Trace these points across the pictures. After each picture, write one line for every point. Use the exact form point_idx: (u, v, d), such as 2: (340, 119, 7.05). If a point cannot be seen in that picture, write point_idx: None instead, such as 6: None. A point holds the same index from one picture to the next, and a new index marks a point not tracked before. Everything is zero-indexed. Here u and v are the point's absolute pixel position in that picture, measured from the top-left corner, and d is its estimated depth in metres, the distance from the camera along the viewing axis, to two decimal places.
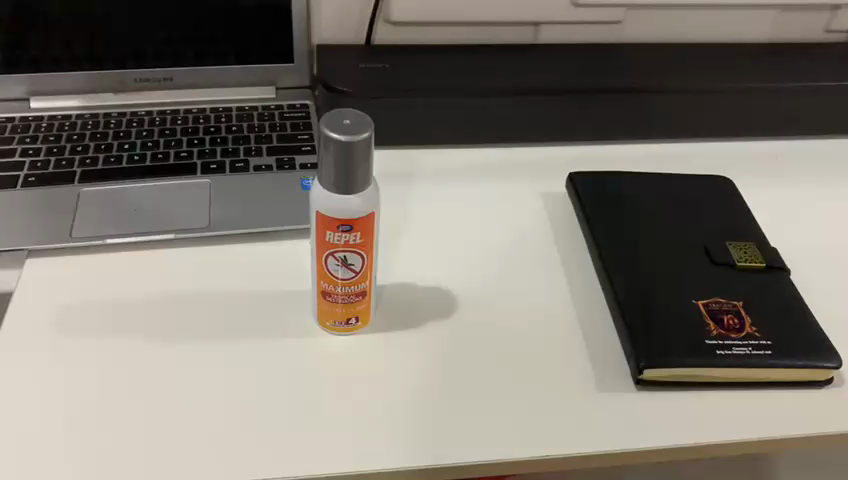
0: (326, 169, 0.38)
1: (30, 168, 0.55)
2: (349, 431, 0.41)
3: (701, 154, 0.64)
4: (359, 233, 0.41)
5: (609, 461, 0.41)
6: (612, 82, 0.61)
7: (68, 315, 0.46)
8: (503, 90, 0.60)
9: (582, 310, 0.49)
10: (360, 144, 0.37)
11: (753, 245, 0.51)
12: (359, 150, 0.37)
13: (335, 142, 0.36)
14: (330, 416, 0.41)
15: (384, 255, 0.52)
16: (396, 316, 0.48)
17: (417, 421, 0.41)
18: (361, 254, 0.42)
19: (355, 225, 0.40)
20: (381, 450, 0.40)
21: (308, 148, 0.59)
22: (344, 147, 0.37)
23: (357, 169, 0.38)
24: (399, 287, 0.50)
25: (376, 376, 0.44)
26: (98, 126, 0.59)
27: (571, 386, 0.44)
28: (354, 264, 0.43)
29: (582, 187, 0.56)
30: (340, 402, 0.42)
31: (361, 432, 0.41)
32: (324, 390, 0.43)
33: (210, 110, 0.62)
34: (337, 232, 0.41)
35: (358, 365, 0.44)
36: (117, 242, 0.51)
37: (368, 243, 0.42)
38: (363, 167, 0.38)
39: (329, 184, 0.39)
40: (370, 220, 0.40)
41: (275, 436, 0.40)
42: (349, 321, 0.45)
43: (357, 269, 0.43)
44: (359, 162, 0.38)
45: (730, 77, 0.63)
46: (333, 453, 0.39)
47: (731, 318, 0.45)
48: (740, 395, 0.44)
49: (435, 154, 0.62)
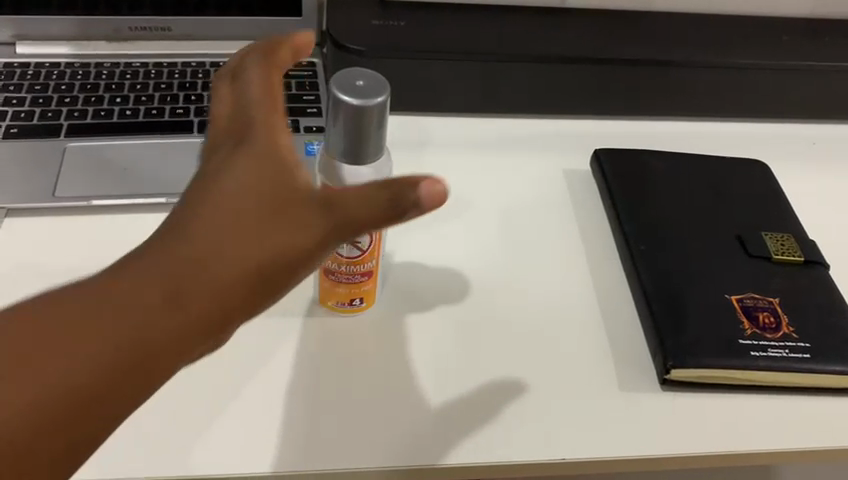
0: (333, 138, 0.35)
1: (13, 119, 0.51)
2: (348, 424, 0.37)
3: (733, 135, 0.60)
4: None
5: (631, 467, 0.38)
6: (644, 52, 0.57)
7: (47, 282, 0.43)
8: (527, 57, 0.55)
9: (604, 299, 0.45)
10: (372, 110, 0.33)
11: (790, 236, 0.47)
12: (372, 117, 0.33)
13: (347, 105, 0.33)
14: (327, 406, 0.38)
15: (395, 231, 0.48)
16: (407, 299, 0.44)
17: (420, 415, 0.38)
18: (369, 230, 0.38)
19: None
20: (378, 445, 0.37)
21: (314, 110, 0.54)
22: (356, 113, 0.33)
23: (368, 140, 0.34)
24: (410, 267, 0.46)
25: (381, 362, 0.40)
26: (89, 77, 0.55)
27: (591, 382, 0.40)
28: (362, 241, 0.39)
29: (608, 166, 0.52)
30: (341, 390, 0.39)
31: (359, 423, 0.38)
32: (323, 375, 0.39)
33: (211, 64, 0.58)
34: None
35: (363, 350, 0.41)
36: (104, 205, 0.47)
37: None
38: (376, 136, 0.34)
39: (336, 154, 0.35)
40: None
41: (267, 425, 0.37)
42: (353, 302, 0.42)
43: (364, 248, 0.39)
44: (371, 130, 0.34)
45: (771, 55, 0.58)
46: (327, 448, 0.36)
47: (767, 315, 0.42)
48: (773, 400, 0.40)
49: (450, 123, 0.58)
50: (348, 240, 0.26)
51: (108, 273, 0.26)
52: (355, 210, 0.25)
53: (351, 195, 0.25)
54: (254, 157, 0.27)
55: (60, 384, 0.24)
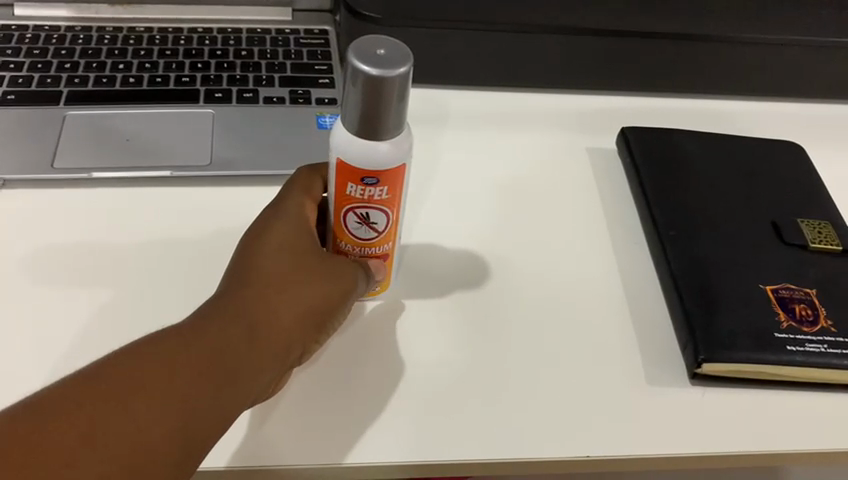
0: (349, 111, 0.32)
1: (10, 84, 0.48)
2: (363, 415, 0.35)
3: (765, 115, 0.57)
4: (386, 187, 0.35)
5: (657, 466, 0.36)
6: (677, 23, 0.53)
7: (44, 258, 0.40)
8: (553, 27, 0.52)
9: (630, 287, 0.43)
10: (393, 82, 0.30)
11: (827, 223, 0.44)
12: (393, 89, 0.30)
13: (365, 76, 0.30)
14: (342, 397, 0.36)
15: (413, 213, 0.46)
16: (426, 286, 0.42)
17: (436, 409, 0.36)
18: (386, 210, 0.36)
19: (382, 178, 0.34)
20: (392, 440, 0.34)
21: (326, 81, 0.51)
22: (376, 86, 0.30)
23: (388, 114, 0.32)
24: (427, 253, 0.44)
25: (400, 351, 0.38)
26: (91, 42, 0.52)
27: (616, 376, 0.38)
28: (378, 223, 0.37)
29: (636, 147, 0.49)
30: (356, 381, 0.37)
31: (373, 416, 0.35)
32: (339, 363, 0.37)
33: (218, 31, 0.55)
34: (361, 186, 0.34)
35: (381, 338, 0.39)
36: (105, 178, 0.44)
37: (395, 200, 0.36)
38: (397, 109, 0.32)
39: (354, 128, 0.32)
40: (399, 175, 0.34)
41: (280, 416, 0.35)
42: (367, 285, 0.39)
43: (379, 229, 0.37)
44: (391, 105, 0.31)
45: (816, 27, 0.54)
46: (342, 441, 0.34)
47: (803, 308, 0.39)
48: (808, 397, 0.38)
49: (468, 98, 0.55)
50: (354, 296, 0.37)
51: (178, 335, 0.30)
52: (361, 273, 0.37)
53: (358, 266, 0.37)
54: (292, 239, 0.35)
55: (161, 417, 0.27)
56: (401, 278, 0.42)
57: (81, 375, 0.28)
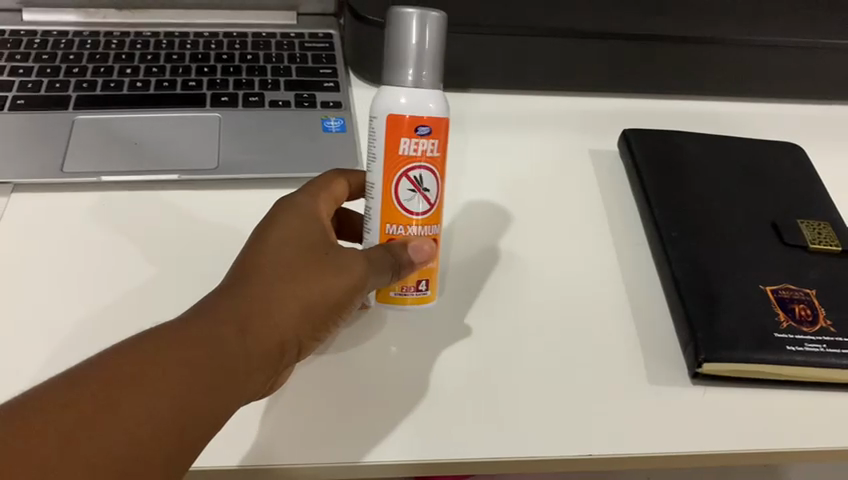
0: (391, 67, 0.35)
1: (19, 88, 0.49)
2: (375, 416, 0.36)
3: (765, 117, 0.57)
4: (437, 140, 0.35)
5: (660, 464, 0.37)
6: (678, 26, 0.54)
7: (54, 259, 0.41)
8: (554, 31, 0.52)
9: (632, 289, 0.43)
10: (429, 24, 0.34)
11: (827, 224, 0.45)
12: (435, 27, 0.34)
13: (409, 16, 0.34)
14: (357, 398, 0.37)
15: (451, 211, 0.47)
16: (467, 282, 0.43)
17: (442, 408, 0.36)
18: (437, 174, 0.36)
19: (435, 128, 0.35)
20: (399, 439, 0.35)
21: (331, 85, 0.52)
22: (417, 24, 0.34)
23: (429, 57, 0.34)
24: (466, 250, 0.45)
25: (414, 355, 0.39)
26: (98, 46, 0.53)
27: (619, 376, 0.39)
28: (430, 191, 0.36)
29: (638, 151, 0.49)
30: (370, 383, 0.37)
31: (386, 415, 0.36)
32: (357, 368, 0.38)
33: (224, 35, 0.56)
34: (414, 138, 0.35)
35: (397, 342, 0.39)
36: (113, 181, 0.45)
37: (443, 160, 0.36)
38: (437, 56, 0.35)
39: (397, 80, 0.34)
40: (447, 128, 0.36)
41: (297, 418, 0.35)
42: (419, 286, 0.37)
43: (432, 199, 0.36)
44: (431, 46, 0.34)
45: (815, 29, 0.55)
46: (355, 440, 0.35)
47: (803, 308, 0.40)
48: (808, 397, 0.39)
49: (472, 100, 0.56)
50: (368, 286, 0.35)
51: (174, 330, 0.29)
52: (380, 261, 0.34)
53: (379, 252, 0.35)
54: (297, 235, 0.34)
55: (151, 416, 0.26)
56: (445, 276, 0.43)
57: (75, 370, 0.26)
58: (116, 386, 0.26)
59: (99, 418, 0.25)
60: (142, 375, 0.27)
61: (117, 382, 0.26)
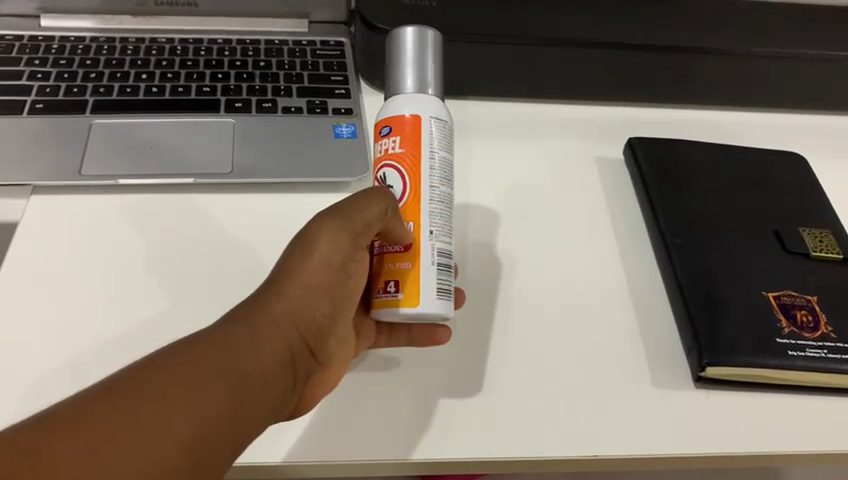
0: (391, 81, 0.37)
1: (38, 93, 0.50)
2: (398, 416, 0.37)
3: (769, 126, 0.58)
4: (398, 138, 0.36)
5: (663, 465, 0.38)
6: (684, 37, 0.55)
7: (73, 261, 0.42)
8: (562, 41, 0.53)
9: (637, 294, 0.44)
10: (425, 38, 0.37)
11: (829, 233, 0.46)
12: (430, 42, 0.37)
13: (406, 33, 0.37)
14: (382, 400, 0.38)
15: (466, 210, 0.48)
16: (485, 279, 0.44)
17: (462, 407, 0.37)
18: (399, 169, 0.36)
19: (394, 127, 0.37)
20: (423, 438, 0.36)
21: (342, 92, 0.53)
22: (413, 38, 0.37)
23: (424, 66, 0.37)
24: (481, 245, 0.46)
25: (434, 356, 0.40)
26: (114, 52, 0.54)
27: (624, 378, 0.40)
28: (394, 187, 0.37)
29: (644, 159, 0.50)
30: (394, 385, 0.38)
31: (409, 416, 0.37)
32: (382, 370, 0.39)
33: (237, 42, 0.57)
34: (381, 141, 0.37)
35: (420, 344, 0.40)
36: (130, 184, 0.46)
37: (409, 157, 0.36)
38: (434, 68, 0.37)
39: (397, 92, 0.37)
40: (414, 125, 0.36)
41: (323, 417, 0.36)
42: (387, 288, 0.35)
43: (398, 196, 0.36)
44: (427, 57, 0.37)
45: (821, 41, 0.56)
46: (379, 439, 0.36)
47: (805, 314, 0.41)
48: (809, 401, 0.40)
49: (480, 107, 0.57)
50: (361, 248, 0.36)
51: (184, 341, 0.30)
52: (367, 218, 0.35)
53: (354, 204, 0.35)
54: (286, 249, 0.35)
55: (184, 415, 0.27)
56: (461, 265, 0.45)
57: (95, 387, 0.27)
58: (144, 393, 0.27)
59: (134, 423, 0.26)
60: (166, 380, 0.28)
61: (144, 391, 0.27)
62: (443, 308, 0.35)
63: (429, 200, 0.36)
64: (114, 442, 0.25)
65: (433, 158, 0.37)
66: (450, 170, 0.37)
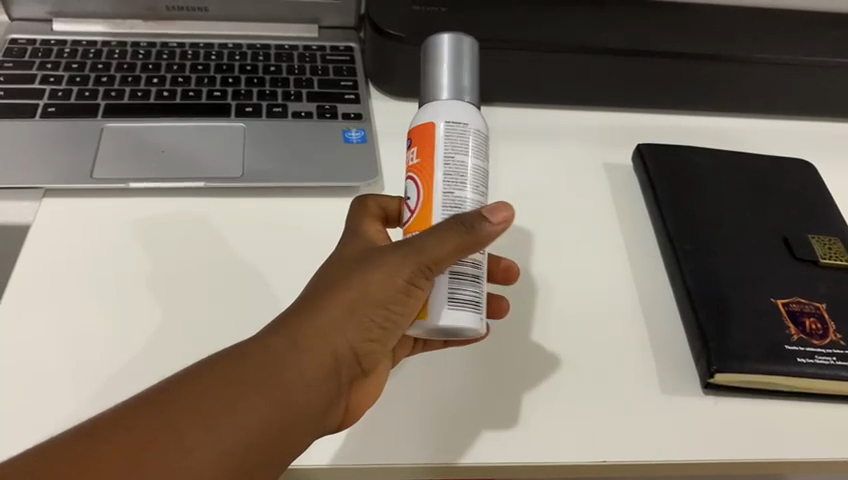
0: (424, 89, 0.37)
1: (50, 97, 0.50)
2: (431, 419, 0.37)
3: (777, 133, 0.58)
4: (417, 147, 0.35)
5: (671, 471, 0.38)
6: (692, 43, 0.55)
7: (83, 264, 0.42)
8: (570, 47, 0.54)
9: (646, 300, 0.44)
10: (460, 46, 0.36)
11: (838, 240, 0.46)
12: (463, 49, 0.36)
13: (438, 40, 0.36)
14: (414, 403, 0.38)
15: None
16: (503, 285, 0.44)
17: (491, 411, 0.38)
18: (416, 180, 0.35)
19: (416, 136, 0.36)
20: (457, 441, 0.37)
21: (352, 97, 0.53)
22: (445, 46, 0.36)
23: (456, 73, 0.36)
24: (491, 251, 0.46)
25: (462, 359, 0.40)
26: (126, 56, 0.54)
27: (632, 384, 0.40)
28: (412, 198, 0.35)
29: (652, 165, 0.50)
30: (426, 388, 0.39)
31: (443, 419, 0.37)
32: (413, 374, 0.39)
33: (247, 47, 0.57)
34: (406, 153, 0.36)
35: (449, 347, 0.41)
36: (141, 187, 0.46)
37: (425, 166, 0.35)
38: (467, 76, 0.36)
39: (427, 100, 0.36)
40: (432, 131, 0.35)
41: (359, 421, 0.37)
42: None
43: (414, 207, 0.35)
44: (460, 64, 0.36)
45: (830, 48, 0.56)
46: (413, 443, 0.36)
47: (814, 321, 0.41)
48: (818, 408, 0.40)
49: (488, 113, 0.57)
50: (429, 280, 0.32)
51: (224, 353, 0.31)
52: (436, 252, 0.32)
53: (429, 241, 0.32)
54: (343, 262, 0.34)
55: (217, 436, 0.28)
56: None
57: (133, 404, 0.29)
58: (177, 410, 0.28)
59: (167, 439, 0.28)
60: (200, 397, 0.29)
61: (178, 410, 0.28)
62: (457, 321, 0.33)
63: (443, 207, 0.34)
64: (147, 460, 0.27)
65: (453, 164, 0.34)
66: (480, 179, 0.35)
